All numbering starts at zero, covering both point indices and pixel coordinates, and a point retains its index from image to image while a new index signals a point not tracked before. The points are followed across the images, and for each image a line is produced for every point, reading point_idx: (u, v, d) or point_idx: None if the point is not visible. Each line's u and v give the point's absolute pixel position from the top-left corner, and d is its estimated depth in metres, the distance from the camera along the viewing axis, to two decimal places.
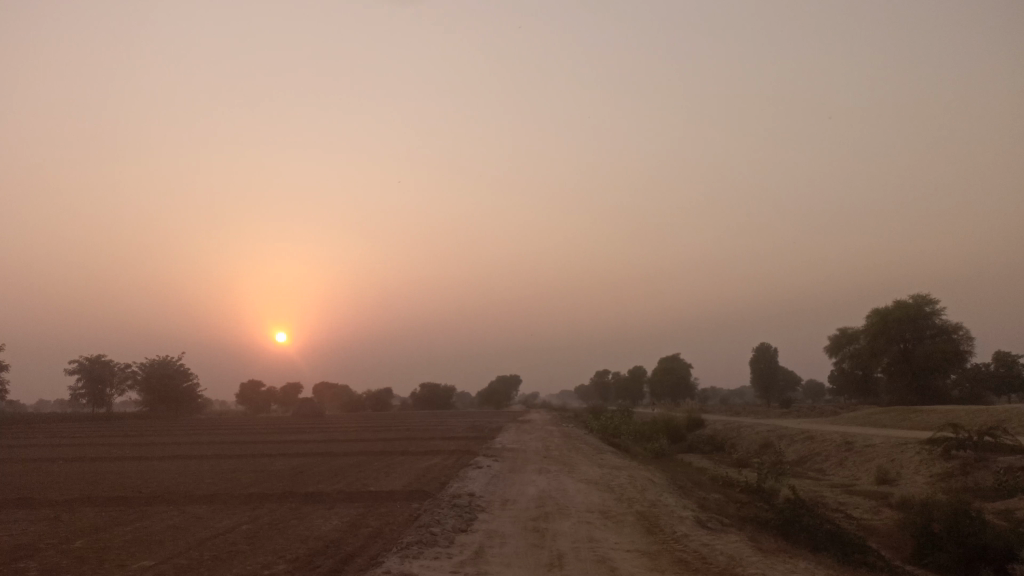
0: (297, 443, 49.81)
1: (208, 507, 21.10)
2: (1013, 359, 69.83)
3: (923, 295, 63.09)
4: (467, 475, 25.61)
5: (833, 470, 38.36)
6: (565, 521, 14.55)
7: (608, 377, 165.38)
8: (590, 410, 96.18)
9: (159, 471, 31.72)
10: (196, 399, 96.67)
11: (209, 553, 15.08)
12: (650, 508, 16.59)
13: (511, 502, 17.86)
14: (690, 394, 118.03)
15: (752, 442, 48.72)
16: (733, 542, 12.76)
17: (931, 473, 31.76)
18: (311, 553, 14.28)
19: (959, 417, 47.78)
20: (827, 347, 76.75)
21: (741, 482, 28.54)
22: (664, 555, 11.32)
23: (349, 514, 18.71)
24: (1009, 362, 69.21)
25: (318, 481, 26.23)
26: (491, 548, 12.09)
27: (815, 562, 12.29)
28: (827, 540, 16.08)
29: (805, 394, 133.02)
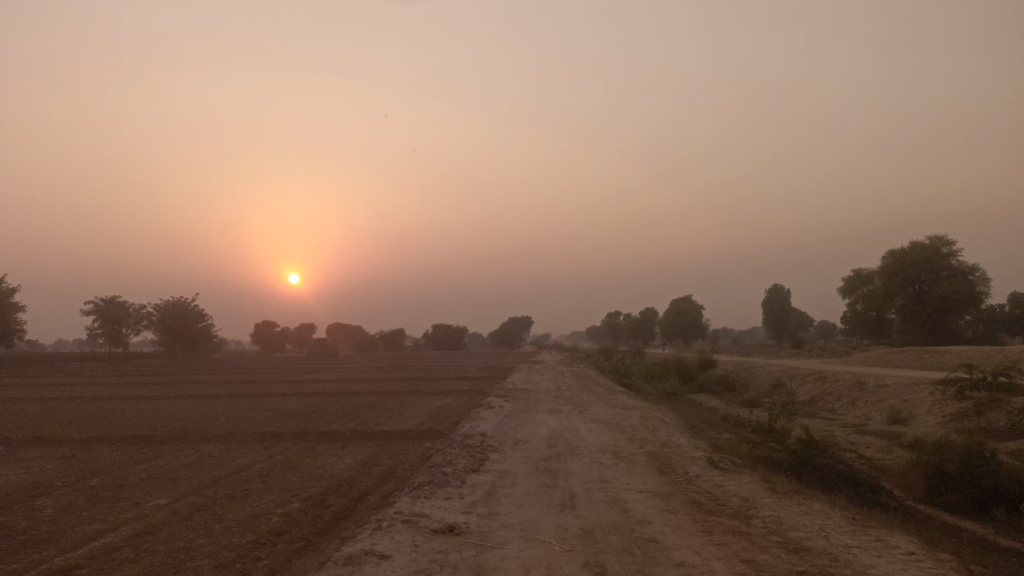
0: (311, 382, 50.28)
1: (223, 446, 21.25)
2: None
3: (940, 237, 62.16)
4: (479, 415, 25.69)
5: (845, 410, 38.36)
6: (577, 461, 14.50)
7: (619, 318, 165.77)
8: (601, 351, 96.53)
9: (175, 410, 32.07)
10: (211, 339, 97.62)
11: (223, 491, 15.17)
12: (662, 449, 16.52)
13: (522, 442, 17.84)
14: (702, 334, 118.13)
15: (764, 382, 48.76)
16: (746, 483, 12.64)
17: (944, 414, 31.66)
18: (324, 492, 14.33)
19: (973, 357, 47.56)
20: (840, 288, 76.24)
21: (753, 422, 28.53)
22: (677, 496, 11.23)
23: (362, 453, 18.76)
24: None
25: (331, 420, 26.40)
26: (502, 488, 12.03)
27: (829, 504, 12.18)
28: (840, 480, 16.01)
29: (817, 335, 132.96)
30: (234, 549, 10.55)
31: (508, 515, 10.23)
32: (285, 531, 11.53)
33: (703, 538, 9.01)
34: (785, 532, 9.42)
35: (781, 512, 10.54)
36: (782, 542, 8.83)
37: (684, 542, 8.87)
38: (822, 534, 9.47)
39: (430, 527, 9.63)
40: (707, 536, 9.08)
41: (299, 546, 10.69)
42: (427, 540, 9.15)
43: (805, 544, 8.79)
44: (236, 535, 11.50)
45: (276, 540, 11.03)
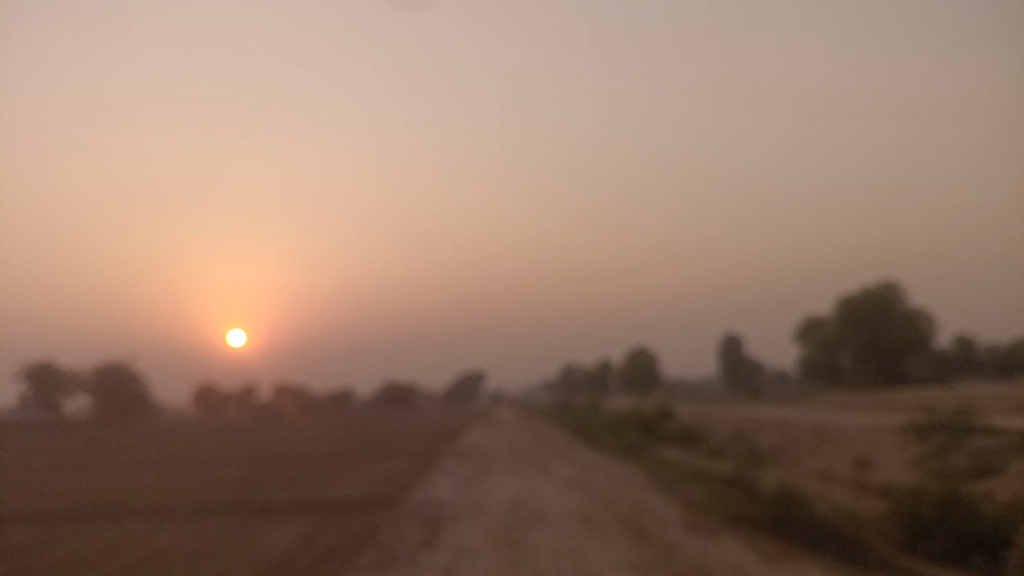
0: (256, 447, 47.84)
1: (152, 521, 19.30)
2: (972, 343, 69.89)
3: (887, 282, 62.72)
4: (433, 479, 24.12)
5: (808, 457, 37.67)
6: (542, 530, 13.24)
7: (575, 370, 164.55)
8: (557, 404, 95.16)
9: (103, 482, 29.59)
10: (152, 403, 93.25)
11: (144, 574, 13.36)
12: (633, 511, 15.36)
13: (481, 509, 16.48)
14: (657, 384, 117.68)
15: (724, 431, 48.03)
16: (730, 549, 11.45)
17: (906, 457, 31.02)
18: (258, 574, 12.74)
19: (928, 399, 47.58)
20: (794, 334, 76.38)
21: (719, 476, 27.66)
22: (658, 568, 10.04)
23: (305, 527, 17.15)
24: (969, 345, 69.29)
25: (272, 490, 24.51)
26: (461, 565, 10.68)
27: (820, 568, 11.01)
28: (822, 537, 14.92)
29: (770, 383, 133.74)
30: None
31: None
32: None
33: None
34: None
35: None
36: None
37: None
38: None
39: None
40: None
41: None
42: None
43: None
44: None
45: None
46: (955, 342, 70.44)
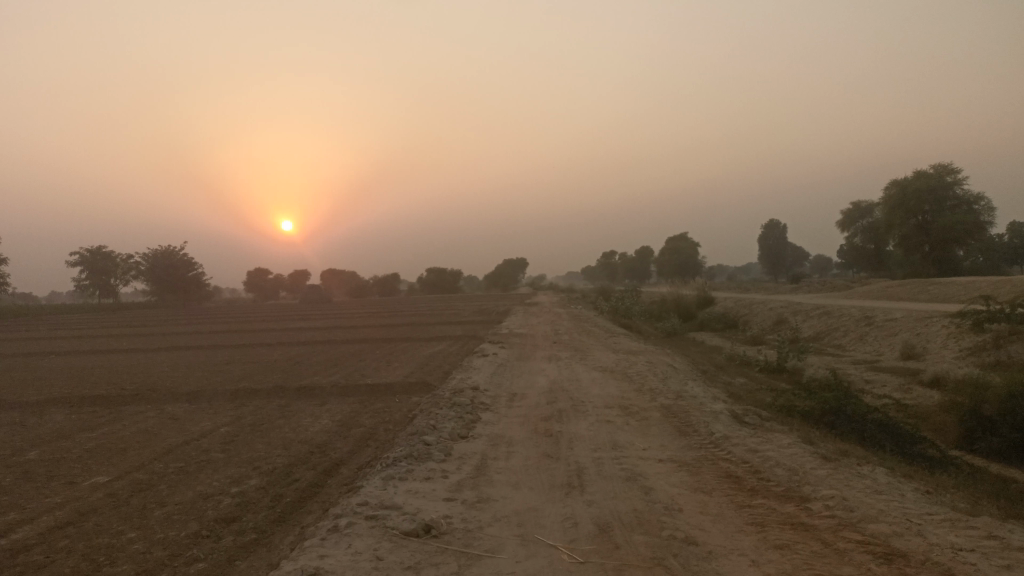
0: (301, 331, 48.55)
1: (191, 406, 19.33)
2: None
3: (945, 166, 58.99)
4: (470, 364, 23.84)
5: (854, 346, 36.63)
6: (582, 422, 12.53)
7: (615, 258, 163.55)
8: (598, 290, 94.68)
9: (150, 366, 30.11)
10: (203, 287, 95.67)
11: (177, 462, 13.13)
12: (677, 402, 14.62)
13: (519, 397, 15.92)
14: (698, 273, 116.15)
15: (766, 319, 47.15)
16: (785, 446, 10.50)
17: (959, 347, 29.72)
18: (291, 463, 12.36)
19: (982, 288, 45.59)
20: (840, 222, 73.47)
21: (762, 363, 26.95)
22: (708, 469, 9.11)
23: (342, 413, 16.91)
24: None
25: (313, 374, 24.55)
26: (495, 461, 9.91)
27: (885, 467, 10.01)
28: (878, 432, 14.01)
29: (814, 270, 131.06)
30: (168, 549, 8.77)
31: (501, 501, 7.97)
32: (237, 519, 9.76)
33: (757, 538, 6.40)
34: (855, 513, 7.06)
35: (842, 489, 7.94)
36: (862, 540, 6.23)
37: (733, 545, 6.27)
38: (902, 515, 6.97)
39: (399, 525, 7.08)
40: (757, 533, 6.54)
41: (249, 541, 8.91)
42: (394, 548, 6.50)
43: (868, 524, 6.63)
44: (165, 533, 9.38)
45: (205, 553, 8.59)
46: (1013, 229, 66.98)
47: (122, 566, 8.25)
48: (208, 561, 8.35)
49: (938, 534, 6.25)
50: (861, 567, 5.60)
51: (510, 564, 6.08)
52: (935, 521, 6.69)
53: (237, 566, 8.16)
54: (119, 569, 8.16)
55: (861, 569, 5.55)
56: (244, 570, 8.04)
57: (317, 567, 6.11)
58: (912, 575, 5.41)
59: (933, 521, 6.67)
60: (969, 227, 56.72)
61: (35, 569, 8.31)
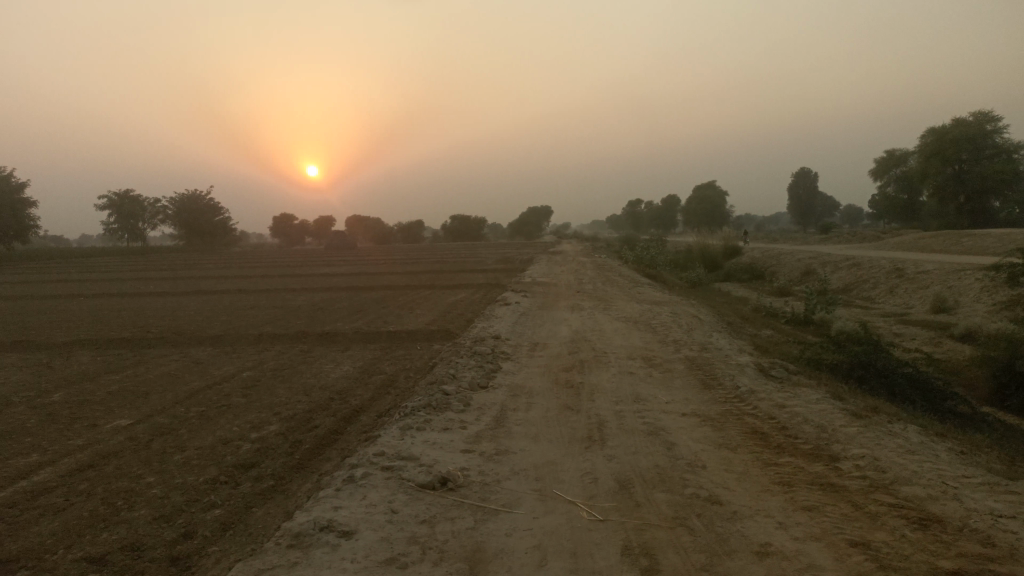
0: (325, 277, 48.67)
1: (214, 350, 19.44)
2: None
3: (985, 113, 56.88)
4: (493, 313, 23.69)
5: (883, 299, 35.99)
6: (603, 373, 12.33)
7: (641, 207, 161.83)
8: (623, 238, 93.81)
9: (175, 309, 30.36)
10: (229, 232, 96.21)
11: (197, 406, 13.16)
12: (701, 354, 14.34)
13: (540, 347, 15.74)
14: (725, 222, 114.56)
15: (793, 270, 46.43)
16: (813, 402, 10.22)
17: (993, 301, 29.04)
18: (311, 410, 12.33)
19: (1018, 240, 44.37)
20: (873, 171, 71.66)
21: (789, 315, 26.51)
22: (733, 425, 8.87)
23: (363, 360, 16.87)
24: None
25: (336, 320, 24.57)
26: (514, 412, 9.75)
27: (917, 426, 9.71)
28: (908, 388, 13.66)
29: (843, 220, 128.82)
30: (185, 494, 8.76)
31: (520, 454, 7.80)
32: (255, 465, 9.73)
33: (784, 498, 6.17)
34: (887, 474, 6.80)
35: (873, 448, 7.68)
36: (895, 503, 5.98)
37: (760, 505, 6.03)
38: (936, 477, 6.70)
39: (414, 478, 6.92)
40: (783, 493, 6.31)
41: (266, 488, 8.87)
42: (409, 501, 6.36)
43: (901, 487, 6.36)
44: (183, 478, 9.38)
45: (222, 499, 8.56)
46: None
47: (139, 511, 8.24)
48: (224, 507, 8.31)
49: (973, 499, 5.99)
50: (894, 532, 5.36)
51: (527, 521, 5.89)
52: (972, 486, 6.41)
53: (253, 512, 8.12)
54: (136, 514, 8.15)
55: (893, 534, 5.32)
56: (261, 517, 7.99)
57: (330, 520, 5.99)
58: (949, 542, 5.16)
59: (969, 486, 6.39)
60: (1007, 176, 55.09)
61: (53, 512, 8.34)
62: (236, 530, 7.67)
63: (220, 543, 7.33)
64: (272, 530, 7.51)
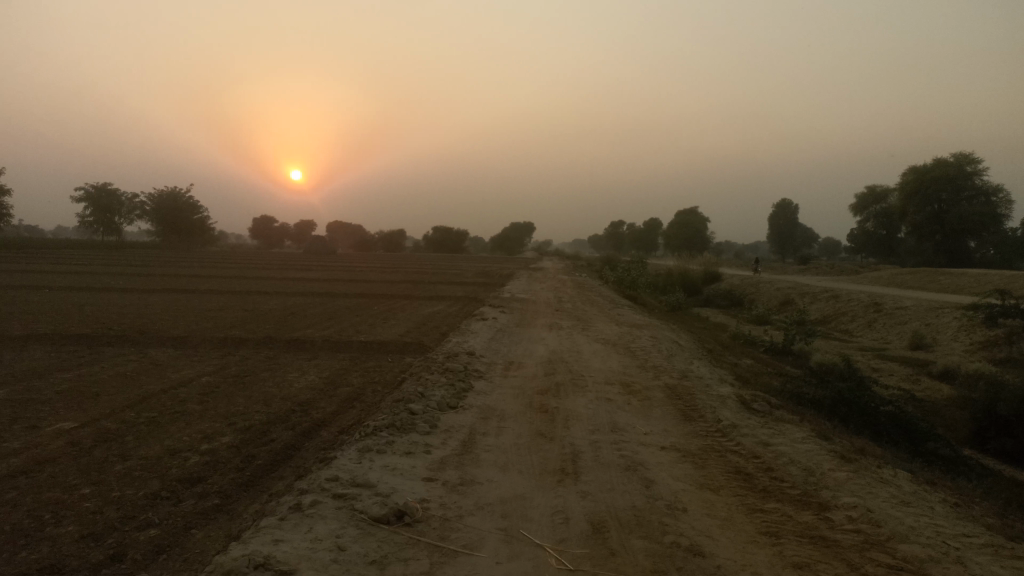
0: (302, 282, 47.84)
1: (177, 352, 18.63)
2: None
3: (966, 154, 57.29)
4: (468, 328, 23.08)
5: (860, 333, 35.85)
6: (580, 398, 11.75)
7: (623, 228, 162.12)
8: (604, 259, 93.57)
9: (142, 307, 29.44)
10: (207, 232, 94.76)
11: (149, 411, 12.41)
12: (681, 382, 13.82)
13: (515, 366, 15.14)
14: (705, 248, 114.82)
15: (772, 299, 46.32)
16: (798, 440, 9.71)
17: (970, 340, 28.86)
18: (270, 421, 11.63)
19: (996, 281, 44.46)
20: (853, 205, 72.03)
21: (767, 344, 26.16)
22: (716, 462, 8.35)
23: (330, 370, 16.17)
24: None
25: (307, 326, 23.85)
26: (484, 437, 9.14)
27: (906, 472, 9.23)
28: (891, 428, 13.21)
29: (822, 252, 129.73)
30: (122, 510, 8.04)
31: (488, 485, 7.20)
32: (201, 481, 9.02)
33: (772, 553, 5.63)
34: (881, 528, 6.31)
35: (864, 498, 7.19)
36: (894, 565, 5.46)
37: (745, 560, 5.49)
38: (934, 535, 6.22)
39: (368, 509, 6.30)
40: (771, 546, 5.77)
41: (210, 508, 8.16)
42: (360, 536, 5.75)
43: (900, 548, 5.83)
44: (121, 491, 8.64)
45: (161, 518, 7.85)
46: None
47: (67, 527, 7.51)
48: (161, 528, 7.61)
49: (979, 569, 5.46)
50: None
51: (489, 566, 5.30)
52: (973, 551, 5.90)
53: (192, 534, 7.44)
54: (62, 531, 7.42)
55: None
56: (201, 540, 7.31)
57: (269, 555, 5.35)
58: None
59: (972, 551, 5.88)
60: (985, 219, 55.48)
61: None
62: (171, 555, 6.97)
63: (151, 570, 6.65)
64: (210, 558, 6.83)
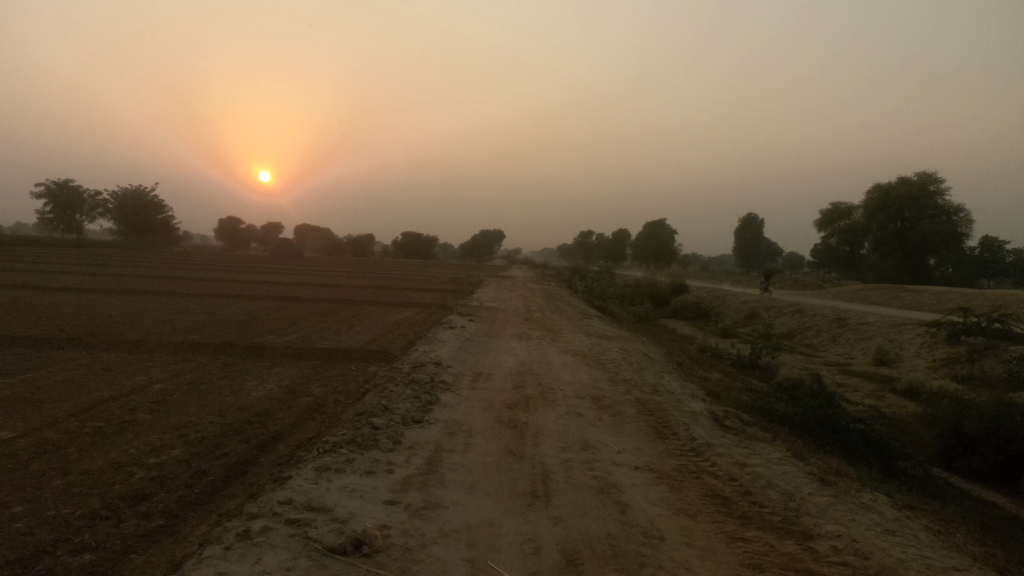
0: (266, 285, 46.89)
1: (130, 357, 17.87)
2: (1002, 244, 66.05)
3: (929, 173, 58.15)
4: (435, 336, 22.60)
5: (826, 347, 35.99)
6: (549, 413, 11.35)
7: (591, 237, 162.58)
8: (574, 268, 93.43)
9: (97, 308, 28.43)
10: (170, 231, 92.58)
11: (96, 421, 11.74)
12: (653, 397, 13.47)
13: (483, 377, 14.71)
14: (673, 259, 115.43)
15: (740, 311, 46.49)
16: (774, 462, 9.40)
17: (933, 357, 29.03)
18: (224, 434, 11.03)
19: (957, 299, 45.07)
20: (818, 221, 72.77)
21: (735, 358, 26.03)
22: (691, 484, 7.99)
23: (290, 379, 15.55)
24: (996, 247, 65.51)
25: (268, 332, 23.16)
26: (449, 455, 8.68)
27: (883, 496, 8.98)
28: (863, 446, 13.00)
29: (787, 266, 131.10)
30: (56, 531, 7.43)
31: (453, 509, 6.75)
32: (146, 500, 8.41)
33: None
34: (868, 561, 6.00)
35: (847, 526, 6.88)
36: None
37: None
38: (923, 569, 5.91)
39: (323, 538, 5.81)
40: None
41: (154, 529, 7.59)
42: (313, 569, 5.28)
43: None
44: (58, 510, 8.01)
45: (99, 539, 7.27)
46: (987, 244, 66.49)
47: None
48: (99, 551, 7.02)
49: None
50: None
51: None
52: None
53: (134, 558, 6.88)
54: None
55: None
56: (141, 567, 6.76)
57: None
58: None
59: None
60: (946, 237, 56.29)
61: None
62: None
63: None
64: None
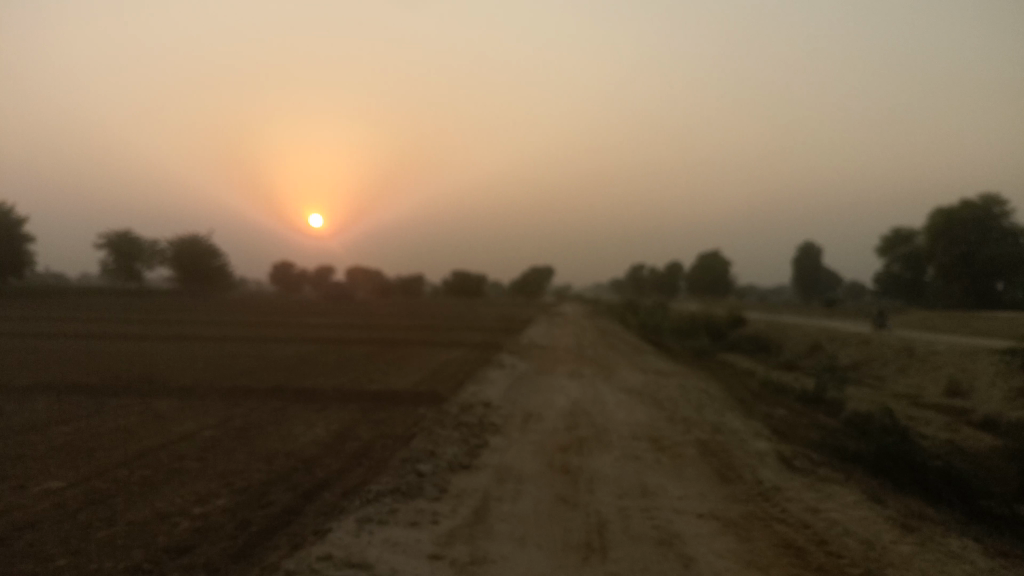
0: (319, 328, 47.31)
1: (183, 403, 17.92)
2: None
3: (992, 195, 56.03)
4: (486, 375, 22.22)
5: (893, 379, 34.43)
6: (604, 455, 10.82)
7: (643, 272, 161.04)
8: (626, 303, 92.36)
9: (154, 355, 28.87)
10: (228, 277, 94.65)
11: (144, 469, 11.63)
12: (713, 437, 12.80)
13: (534, 419, 14.23)
14: (727, 291, 113.25)
15: (800, 343, 45.04)
16: (850, 506, 8.69)
17: (1011, 387, 27.42)
18: (270, 481, 10.77)
19: None
20: (877, 249, 70.63)
21: (798, 392, 24.98)
22: (761, 533, 7.37)
23: (339, 423, 15.31)
24: None
25: (319, 375, 23.09)
26: (498, 503, 8.23)
27: (974, 543, 8.19)
28: (945, 486, 12.08)
29: (846, 296, 127.43)
30: None
31: (501, 564, 6.29)
32: (187, 552, 8.13)
33: None
34: None
35: None
36: None
37: None
38: None
39: None
40: None
41: None
42: None
43: None
44: (97, 564, 7.77)
45: None
46: None
47: None
48: None
49: None
50: None
51: None
52: None
53: None
54: None
55: None
56: None
57: None
58: None
59: None
60: None
61: None
62: None
63: None
64: None
